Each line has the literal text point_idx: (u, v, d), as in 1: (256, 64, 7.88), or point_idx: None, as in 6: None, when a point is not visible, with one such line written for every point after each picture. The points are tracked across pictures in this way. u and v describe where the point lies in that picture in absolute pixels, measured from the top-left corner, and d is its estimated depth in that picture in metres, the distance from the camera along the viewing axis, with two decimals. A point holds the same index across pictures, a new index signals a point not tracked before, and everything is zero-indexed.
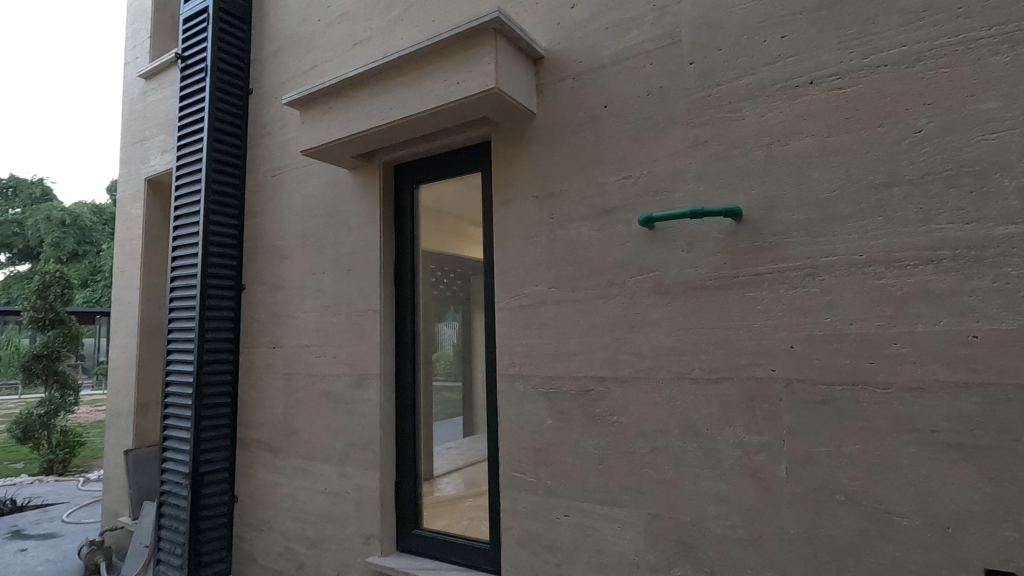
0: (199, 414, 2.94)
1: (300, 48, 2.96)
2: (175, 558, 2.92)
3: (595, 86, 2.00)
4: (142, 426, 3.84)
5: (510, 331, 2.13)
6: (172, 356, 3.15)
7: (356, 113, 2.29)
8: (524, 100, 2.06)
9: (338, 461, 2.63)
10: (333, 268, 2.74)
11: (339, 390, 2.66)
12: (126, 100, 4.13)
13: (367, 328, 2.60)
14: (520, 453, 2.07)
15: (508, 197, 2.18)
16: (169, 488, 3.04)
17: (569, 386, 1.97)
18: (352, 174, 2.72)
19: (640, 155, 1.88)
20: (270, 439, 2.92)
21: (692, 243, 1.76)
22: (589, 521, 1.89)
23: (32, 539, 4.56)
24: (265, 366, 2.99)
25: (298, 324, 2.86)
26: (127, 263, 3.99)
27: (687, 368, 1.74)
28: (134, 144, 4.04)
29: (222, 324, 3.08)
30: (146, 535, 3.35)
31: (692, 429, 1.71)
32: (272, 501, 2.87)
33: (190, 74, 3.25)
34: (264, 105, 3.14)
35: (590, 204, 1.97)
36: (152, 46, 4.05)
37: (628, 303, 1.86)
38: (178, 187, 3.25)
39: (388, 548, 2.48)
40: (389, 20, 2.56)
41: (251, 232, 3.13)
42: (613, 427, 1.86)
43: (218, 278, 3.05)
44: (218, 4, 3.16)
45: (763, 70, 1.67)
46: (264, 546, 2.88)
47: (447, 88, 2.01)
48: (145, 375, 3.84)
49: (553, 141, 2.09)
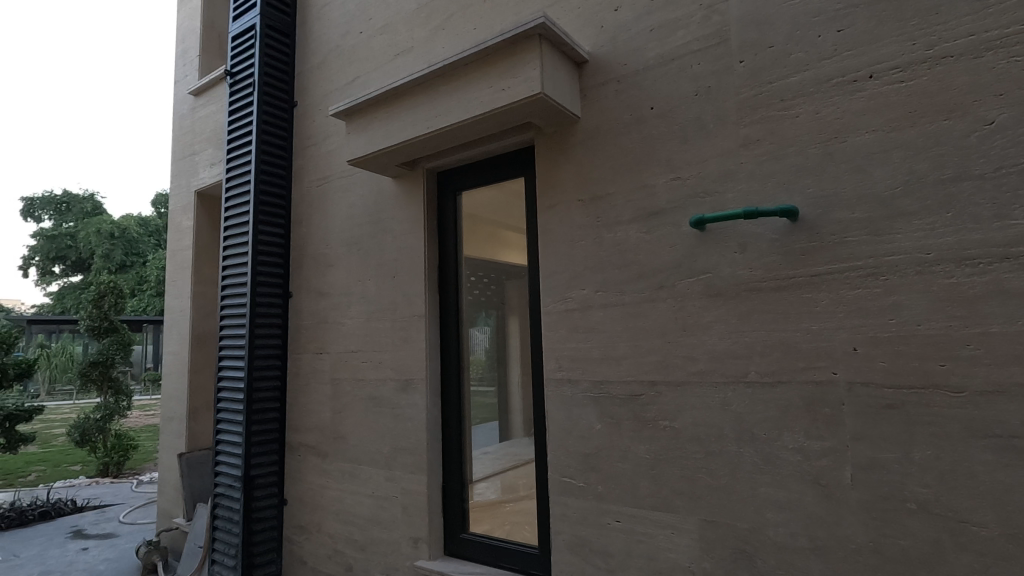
0: (250, 418, 3.03)
1: (343, 60, 3.03)
2: (229, 558, 3.00)
3: (640, 88, 1.99)
4: (194, 430, 3.98)
5: (557, 335, 2.13)
6: (223, 362, 3.25)
7: (401, 122, 2.33)
8: (568, 104, 2.05)
9: (385, 464, 2.67)
10: (377, 275, 2.80)
11: (385, 394, 2.70)
12: (177, 116, 4.30)
13: (412, 333, 2.63)
14: (569, 457, 2.07)
15: (552, 202, 2.19)
16: (222, 490, 3.13)
17: (618, 391, 1.96)
18: (395, 183, 2.77)
19: (688, 156, 1.86)
20: (318, 443, 2.99)
21: (745, 244, 1.73)
22: (642, 527, 1.87)
23: (92, 538, 4.78)
24: (312, 371, 3.07)
25: (344, 330, 2.93)
26: (179, 273, 4.15)
27: (742, 371, 1.70)
28: (184, 158, 4.20)
29: (271, 330, 3.16)
30: (199, 536, 3.46)
31: (748, 434, 1.68)
32: (320, 504, 2.93)
33: (239, 89, 3.36)
34: (309, 117, 3.22)
35: (637, 207, 1.96)
36: (201, 64, 4.21)
37: (679, 306, 1.84)
38: (228, 199, 3.37)
39: (436, 551, 2.50)
40: (431, 29, 2.60)
41: (298, 241, 3.22)
42: (665, 432, 1.84)
43: (266, 286, 3.14)
44: (265, 21, 3.26)
45: (818, 66, 1.64)
46: (313, 549, 2.94)
47: (493, 94, 2.03)
48: (196, 381, 3.98)
49: (598, 145, 2.08)
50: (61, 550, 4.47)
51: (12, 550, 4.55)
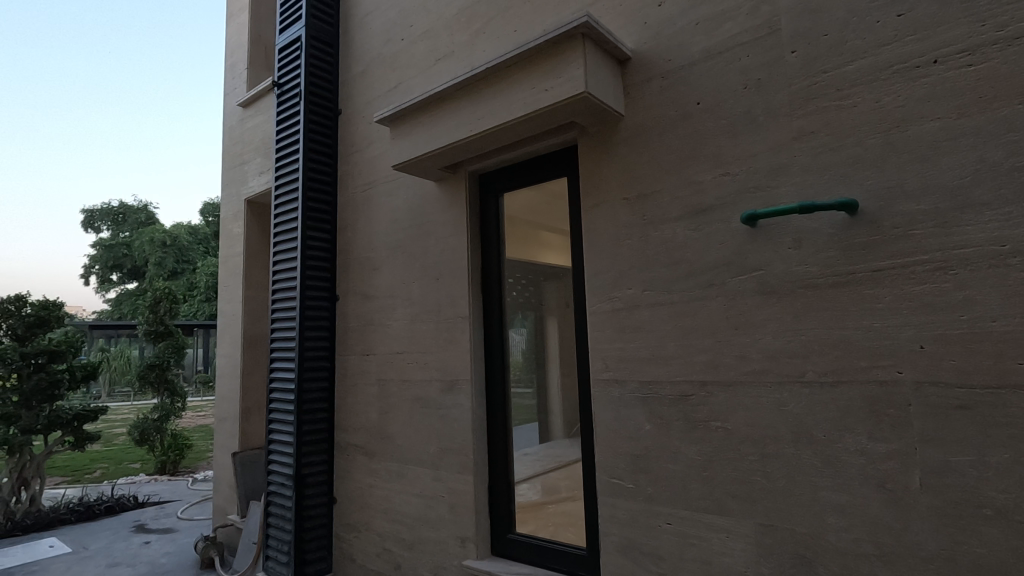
0: (300, 418, 3.12)
1: (385, 67, 3.10)
2: (283, 555, 3.09)
3: (686, 83, 1.96)
4: (246, 431, 4.12)
5: (603, 335, 2.12)
6: (275, 365, 3.36)
7: (446, 126, 2.36)
8: (612, 102, 2.04)
9: (432, 464, 2.70)
10: (421, 277, 2.84)
11: (431, 395, 2.74)
12: (227, 127, 4.47)
13: (456, 335, 2.66)
14: (617, 458, 2.05)
15: (596, 201, 2.18)
16: (274, 488, 3.23)
17: (667, 391, 1.93)
18: (438, 186, 2.81)
19: (738, 151, 1.82)
20: (365, 443, 3.05)
21: (799, 239, 1.68)
22: (695, 531, 1.83)
23: (154, 532, 5.00)
24: (359, 372, 3.14)
25: (390, 331, 2.98)
26: (230, 278, 4.31)
27: (799, 371, 1.65)
28: (235, 168, 4.36)
29: (319, 332, 3.25)
30: (253, 533, 3.59)
31: (806, 436, 1.62)
32: (368, 502, 2.99)
33: (287, 100, 3.48)
34: (353, 125, 3.30)
35: (685, 204, 1.93)
36: (249, 76, 4.37)
37: (730, 304, 1.80)
38: (277, 206, 3.48)
39: (483, 551, 2.51)
40: (471, 33, 2.63)
41: (344, 245, 3.30)
42: (717, 433, 1.80)
43: (314, 289, 3.23)
44: (310, 33, 3.36)
45: (876, 53, 1.57)
46: (362, 546, 3.00)
47: (536, 95, 2.03)
48: (248, 382, 4.13)
49: (642, 142, 2.06)
50: (126, 544, 4.70)
51: (82, 542, 4.81)
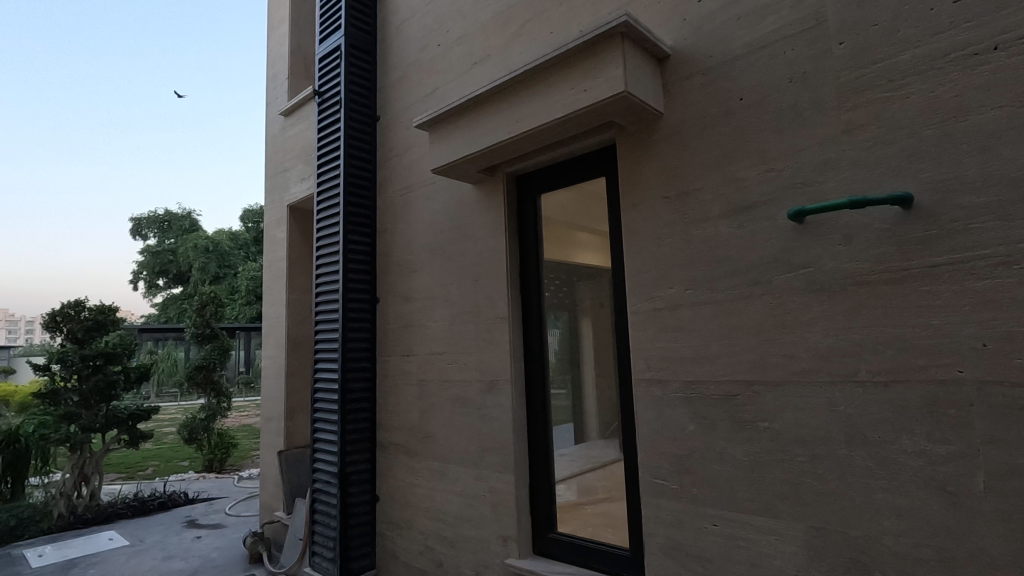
0: (344, 417, 3.20)
1: (422, 73, 3.15)
2: (328, 551, 3.18)
3: (728, 79, 1.93)
4: (291, 430, 4.24)
5: (645, 335, 2.10)
6: (319, 365, 3.46)
7: (485, 129, 2.39)
8: (651, 100, 2.03)
9: (472, 463, 2.73)
10: (460, 278, 2.87)
11: (471, 395, 2.77)
12: (270, 135, 4.61)
13: (495, 335, 2.68)
14: (660, 458, 2.03)
15: (635, 200, 2.18)
16: (319, 486, 3.32)
17: (712, 391, 1.90)
18: (476, 189, 2.84)
19: (783, 146, 1.78)
20: (407, 442, 3.11)
21: (850, 236, 1.63)
22: (743, 533, 1.80)
23: (204, 527, 5.20)
24: (399, 373, 3.20)
25: (430, 332, 3.03)
26: (274, 282, 4.44)
27: (852, 370, 1.61)
28: (278, 174, 4.49)
29: (361, 333, 3.32)
30: (299, 529, 3.69)
31: (860, 437, 1.58)
32: (410, 500, 3.05)
33: (327, 108, 3.58)
34: (391, 131, 3.37)
35: (728, 202, 1.90)
36: (290, 85, 4.51)
37: (777, 303, 1.77)
38: (319, 211, 3.58)
39: (525, 551, 2.52)
40: (508, 36, 2.65)
41: (383, 248, 3.37)
42: (765, 434, 1.77)
43: (355, 291, 3.31)
44: (349, 42, 3.45)
45: (931, 41, 1.52)
46: (405, 544, 3.05)
47: (575, 96, 2.04)
48: (292, 383, 4.25)
49: (683, 139, 2.04)
50: (178, 538, 4.89)
51: (138, 536, 5.03)
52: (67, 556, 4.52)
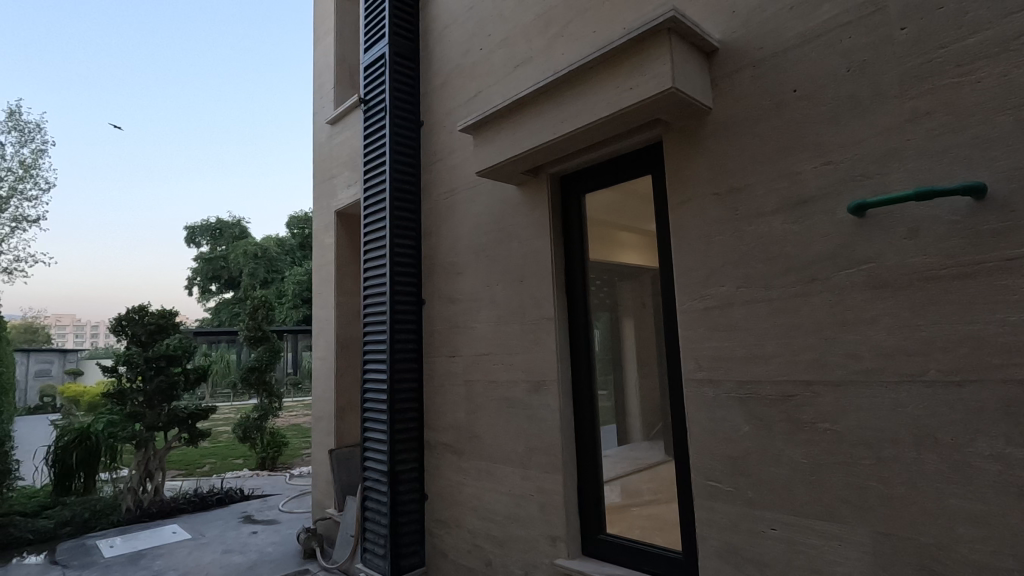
0: (393, 416, 3.27)
1: (465, 77, 3.19)
2: (379, 547, 3.25)
3: (781, 71, 1.88)
4: (341, 429, 4.36)
5: (696, 334, 2.07)
6: (368, 366, 3.55)
7: (530, 130, 2.41)
8: (700, 95, 1.99)
9: (520, 463, 2.74)
10: (505, 279, 2.89)
11: (518, 396, 2.78)
12: (318, 143, 4.77)
13: (541, 335, 2.69)
14: (714, 460, 1.99)
15: (684, 197, 2.15)
16: (370, 483, 3.41)
17: (767, 392, 1.85)
18: (520, 190, 2.86)
19: (841, 138, 1.73)
20: (454, 442, 3.15)
21: (916, 229, 1.56)
22: (803, 537, 1.74)
23: (260, 523, 5.40)
24: (446, 373, 3.25)
25: (475, 333, 3.06)
26: (324, 286, 4.58)
27: (920, 369, 1.54)
28: (325, 181, 4.63)
29: (408, 334, 3.39)
30: (351, 526, 3.79)
31: (930, 439, 1.51)
32: (459, 499, 3.08)
33: (373, 115, 3.67)
34: (435, 136, 3.43)
35: (782, 197, 1.85)
36: (336, 94, 4.64)
37: (836, 300, 1.71)
38: (366, 216, 3.68)
39: (575, 551, 2.51)
40: (550, 37, 2.65)
41: (429, 251, 3.43)
42: (825, 436, 1.71)
43: (402, 293, 3.38)
44: (393, 50, 3.53)
45: (1003, 22, 1.44)
46: (453, 542, 3.09)
47: (621, 94, 2.03)
48: (342, 383, 4.37)
49: (733, 134, 2.00)
50: (236, 533, 5.10)
51: (199, 530, 5.27)
52: (136, 548, 4.78)
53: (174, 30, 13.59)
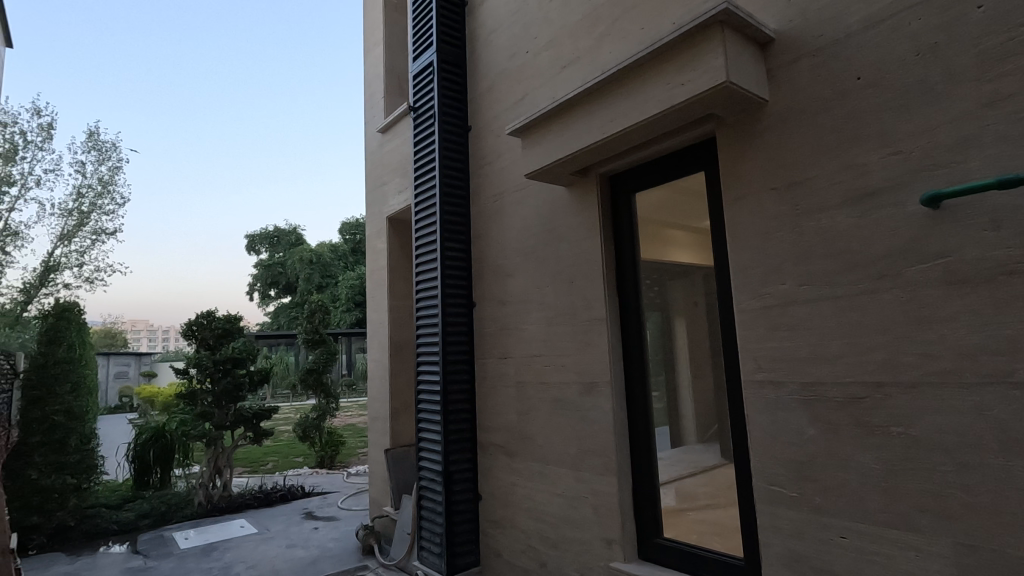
0: (446, 417, 3.33)
1: (512, 81, 3.22)
2: (436, 546, 3.31)
3: (842, 58, 1.80)
4: (396, 429, 4.48)
5: (755, 334, 2.01)
6: (421, 368, 3.63)
7: (578, 131, 2.40)
8: (755, 88, 1.93)
9: (573, 465, 2.73)
10: (555, 280, 2.89)
11: (570, 397, 2.77)
12: (369, 152, 4.91)
13: (593, 336, 2.67)
14: (777, 465, 1.92)
15: (739, 193, 2.09)
16: (425, 483, 3.48)
17: (834, 394, 1.78)
18: (568, 191, 2.85)
19: (910, 126, 1.64)
20: (506, 443, 3.18)
21: (998, 220, 1.46)
22: (877, 546, 1.65)
23: (320, 520, 5.60)
24: (497, 375, 3.28)
25: (526, 335, 3.07)
26: (377, 290, 4.71)
27: (1005, 370, 1.43)
28: (377, 188, 4.76)
29: (459, 336, 3.44)
30: (406, 524, 3.89)
31: (1019, 445, 1.40)
32: (512, 499, 3.11)
33: (423, 122, 3.76)
34: (483, 140, 3.47)
35: (846, 190, 1.77)
36: (386, 103, 4.77)
37: (908, 297, 1.62)
38: (417, 221, 3.76)
39: (631, 555, 2.48)
40: (597, 37, 2.63)
41: (478, 254, 3.48)
42: (898, 440, 1.62)
43: (453, 296, 3.44)
44: (440, 57, 3.59)
45: None
46: (508, 543, 3.11)
47: (672, 91, 2.00)
48: (396, 384, 4.48)
49: (790, 127, 1.93)
50: (299, 529, 5.31)
51: (264, 525, 5.52)
52: (208, 540, 5.06)
53: (232, 36, 14.39)
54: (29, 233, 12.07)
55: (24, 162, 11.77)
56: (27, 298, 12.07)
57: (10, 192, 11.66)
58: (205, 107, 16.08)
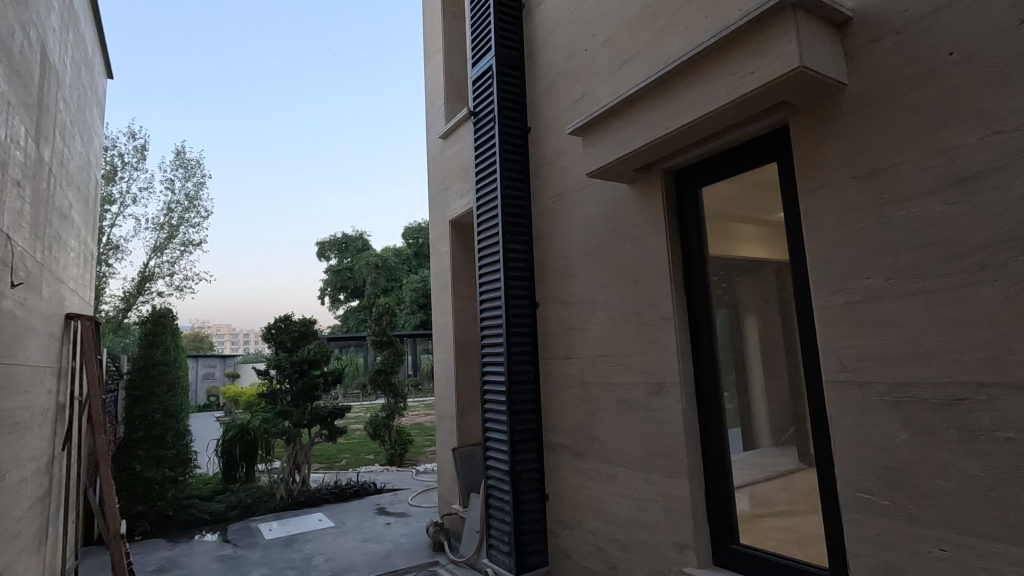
0: (512, 417, 3.36)
1: (571, 80, 3.21)
2: (504, 545, 3.35)
3: (929, 34, 1.67)
4: (463, 429, 4.57)
5: (836, 332, 1.90)
6: (487, 369, 3.68)
7: (641, 127, 2.36)
8: (832, 71, 1.82)
9: (642, 467, 2.68)
10: (620, 280, 2.85)
11: (638, 398, 2.72)
12: (432, 158, 5.03)
13: (660, 336, 2.61)
14: (864, 470, 1.81)
15: (816, 183, 1.98)
16: (493, 482, 3.52)
17: (929, 395, 1.65)
18: (631, 189, 2.80)
19: (1012, 103, 1.49)
20: (573, 443, 3.16)
21: None
22: (984, 562, 1.51)
23: (392, 515, 5.80)
24: (562, 375, 3.27)
25: (591, 335, 3.05)
26: (442, 292, 4.82)
27: None
28: (440, 193, 4.87)
29: (523, 337, 3.47)
30: (475, 522, 3.95)
31: None
32: (579, 500, 3.09)
33: (483, 126, 3.82)
34: (543, 141, 3.48)
35: (938, 176, 1.64)
36: (446, 110, 4.87)
37: (1013, 290, 1.48)
38: (480, 223, 3.83)
39: (705, 560, 2.40)
40: (657, 30, 2.57)
41: (540, 254, 3.49)
42: (1006, 446, 1.48)
43: (516, 297, 3.46)
44: (499, 61, 3.63)
45: None
46: (576, 544, 3.10)
47: (741, 80, 1.93)
48: (461, 385, 4.57)
49: (872, 111, 1.81)
50: (372, 523, 5.53)
51: (341, 519, 5.79)
52: (290, 532, 5.36)
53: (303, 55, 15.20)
54: (128, 246, 13.24)
55: (122, 181, 13.00)
56: (128, 305, 13.44)
57: (111, 210, 12.84)
58: (279, 123, 17.07)
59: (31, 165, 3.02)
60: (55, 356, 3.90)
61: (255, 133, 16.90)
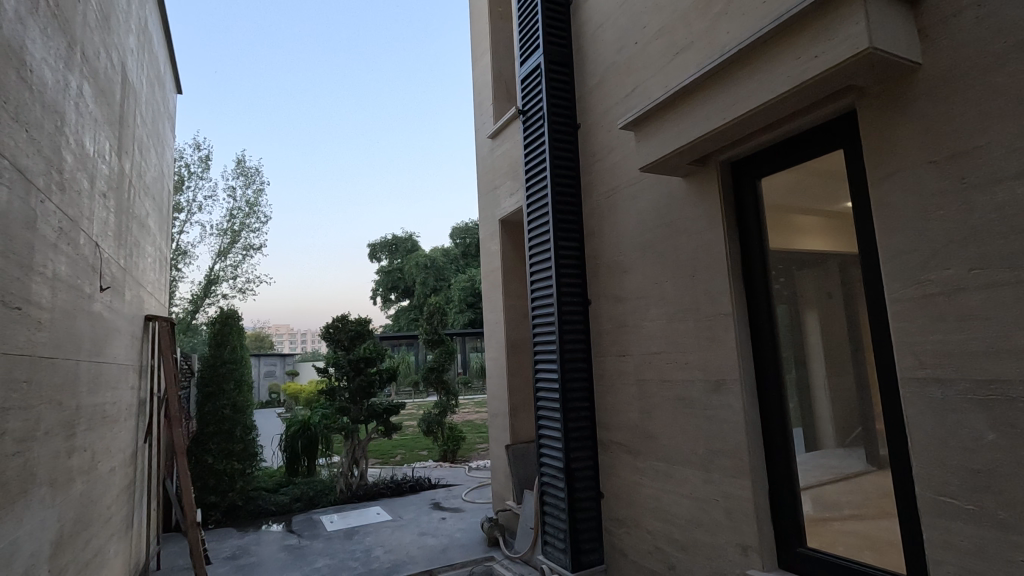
0: (566, 414, 3.37)
1: (621, 75, 3.17)
2: (559, 542, 3.35)
3: (1015, 6, 1.55)
4: (516, 426, 4.60)
5: (913, 327, 1.80)
6: (539, 366, 3.70)
7: (696, 119, 2.32)
8: (905, 52, 1.72)
9: (702, 467, 2.61)
10: (676, 275, 2.80)
11: (696, 396, 2.66)
12: (481, 158, 5.08)
13: (719, 332, 2.54)
14: (946, 472, 1.70)
15: (889, 170, 1.88)
16: (547, 479, 3.54)
17: (1019, 393, 1.54)
18: (686, 182, 2.74)
19: None
20: (629, 441, 3.13)
21: None
22: None
23: (447, 511, 5.90)
24: (617, 372, 3.24)
25: (645, 332, 3.01)
26: (493, 291, 4.87)
27: None
28: (490, 193, 4.91)
29: (576, 334, 3.47)
30: (530, 519, 3.97)
31: None
32: (636, 499, 3.06)
33: (532, 124, 3.82)
34: (594, 137, 3.46)
35: None
36: (495, 110, 4.91)
37: None
38: (530, 222, 3.84)
39: (770, 563, 2.32)
40: (711, 17, 2.49)
41: (592, 251, 3.47)
42: None
43: (568, 295, 3.46)
44: (547, 59, 3.63)
45: None
46: (633, 543, 3.06)
47: (804, 66, 1.86)
48: (513, 383, 4.60)
49: (951, 91, 1.70)
50: (428, 518, 5.64)
51: (397, 513, 5.94)
52: (350, 524, 5.56)
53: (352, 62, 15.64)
54: (195, 251, 14.06)
55: (190, 190, 13.81)
56: (196, 307, 14.26)
57: (180, 217, 13.73)
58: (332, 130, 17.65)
59: (115, 177, 3.27)
60: (137, 355, 4.19)
61: (310, 141, 17.55)
